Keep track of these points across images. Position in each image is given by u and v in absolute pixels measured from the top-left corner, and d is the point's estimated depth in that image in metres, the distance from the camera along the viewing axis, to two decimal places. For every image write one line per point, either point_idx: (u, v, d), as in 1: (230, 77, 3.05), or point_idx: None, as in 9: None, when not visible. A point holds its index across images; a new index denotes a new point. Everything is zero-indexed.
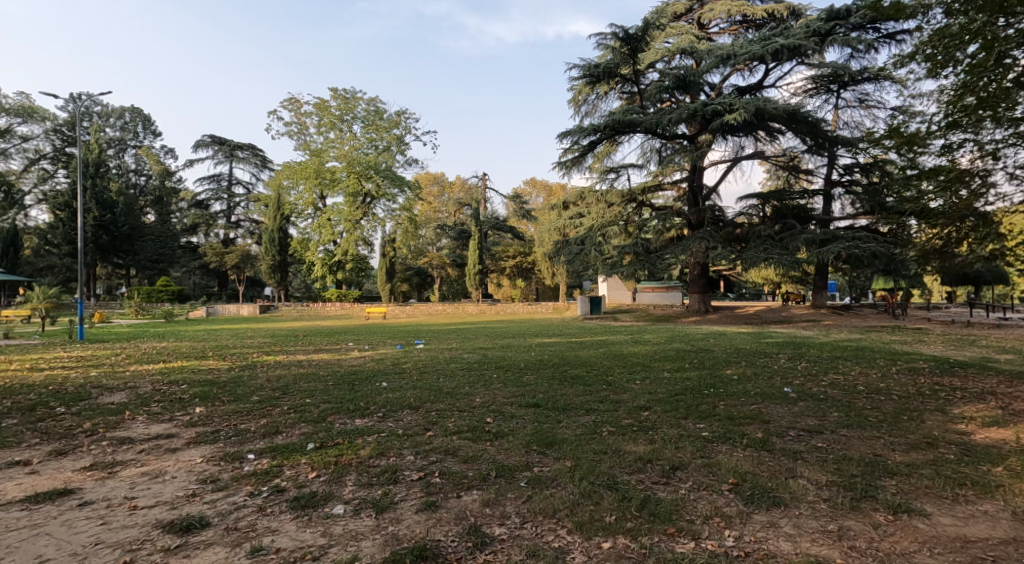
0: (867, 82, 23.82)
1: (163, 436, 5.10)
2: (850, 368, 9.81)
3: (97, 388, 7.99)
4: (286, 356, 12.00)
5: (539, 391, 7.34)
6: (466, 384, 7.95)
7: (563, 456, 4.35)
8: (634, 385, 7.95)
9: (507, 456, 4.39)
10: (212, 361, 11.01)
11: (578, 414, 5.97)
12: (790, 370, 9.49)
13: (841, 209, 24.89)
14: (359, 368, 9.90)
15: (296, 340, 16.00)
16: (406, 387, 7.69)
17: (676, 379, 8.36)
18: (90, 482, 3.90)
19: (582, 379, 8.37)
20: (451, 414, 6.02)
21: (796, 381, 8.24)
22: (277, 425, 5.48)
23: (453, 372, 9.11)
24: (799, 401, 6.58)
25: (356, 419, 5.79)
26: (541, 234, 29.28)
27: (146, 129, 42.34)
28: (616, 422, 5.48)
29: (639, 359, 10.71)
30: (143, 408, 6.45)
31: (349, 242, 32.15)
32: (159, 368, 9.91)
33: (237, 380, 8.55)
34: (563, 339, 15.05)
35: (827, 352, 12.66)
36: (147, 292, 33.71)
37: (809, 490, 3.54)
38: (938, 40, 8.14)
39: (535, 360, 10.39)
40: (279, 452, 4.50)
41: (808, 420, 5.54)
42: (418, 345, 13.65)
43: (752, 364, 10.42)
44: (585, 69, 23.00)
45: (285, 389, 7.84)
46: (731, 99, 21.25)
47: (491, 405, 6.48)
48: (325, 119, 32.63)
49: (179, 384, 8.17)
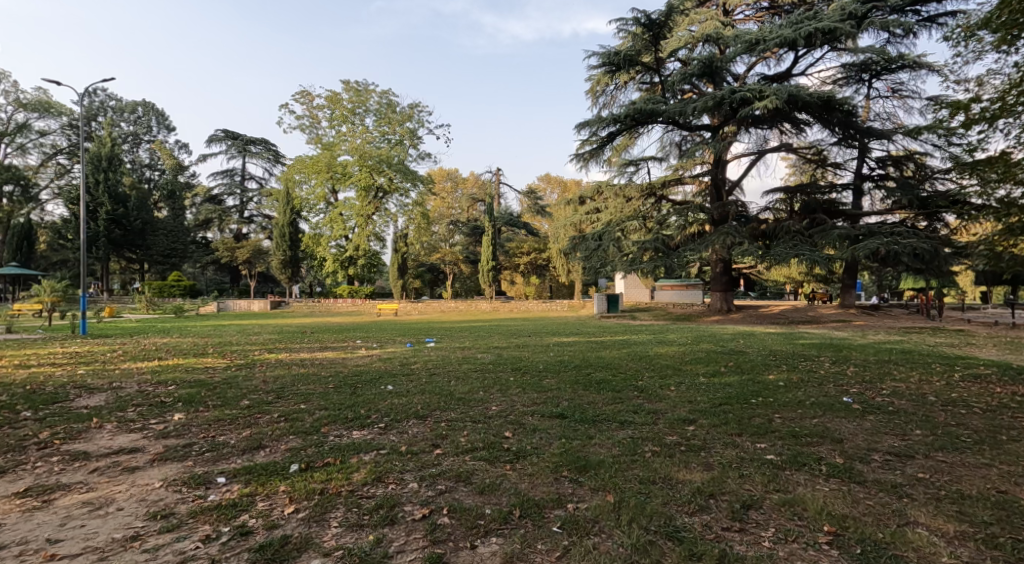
0: (902, 70, 22.75)
1: (127, 450, 4.30)
2: (905, 375, 8.90)
3: (77, 389, 7.25)
4: (287, 354, 11.22)
5: (564, 397, 6.52)
6: (479, 388, 7.11)
7: (601, 486, 3.53)
8: (668, 391, 7.11)
9: (531, 485, 3.56)
10: (209, 359, 10.28)
11: (612, 427, 5.14)
12: (838, 377, 8.59)
13: (870, 204, 23.85)
14: (367, 368, 9.10)
15: (302, 338, 15.25)
16: (415, 392, 6.87)
17: (717, 386, 7.50)
18: (12, 516, 3.12)
19: (610, 384, 7.53)
20: (466, 425, 5.23)
21: (854, 390, 7.40)
22: (262, 438, 4.67)
23: (466, 374, 8.29)
24: (867, 415, 5.76)
25: (353, 431, 4.99)
26: (557, 229, 28.43)
27: (160, 123, 41.93)
28: (657, 439, 4.65)
29: (668, 362, 9.88)
30: (116, 413, 5.65)
31: (360, 238, 31.60)
32: (151, 367, 9.18)
33: (230, 381, 7.77)
34: (583, 338, 14.17)
35: (871, 355, 11.70)
36: (159, 287, 33.06)
37: (938, 548, 2.79)
38: (1014, 6, 7.17)
39: (556, 361, 9.56)
40: (254, 476, 3.69)
41: (890, 441, 4.71)
42: (430, 343, 12.85)
43: (794, 368, 9.51)
44: (605, 57, 22.22)
45: (280, 392, 7.03)
46: (761, 86, 20.14)
47: (511, 414, 5.68)
48: (336, 112, 31.93)
49: (168, 385, 7.40)
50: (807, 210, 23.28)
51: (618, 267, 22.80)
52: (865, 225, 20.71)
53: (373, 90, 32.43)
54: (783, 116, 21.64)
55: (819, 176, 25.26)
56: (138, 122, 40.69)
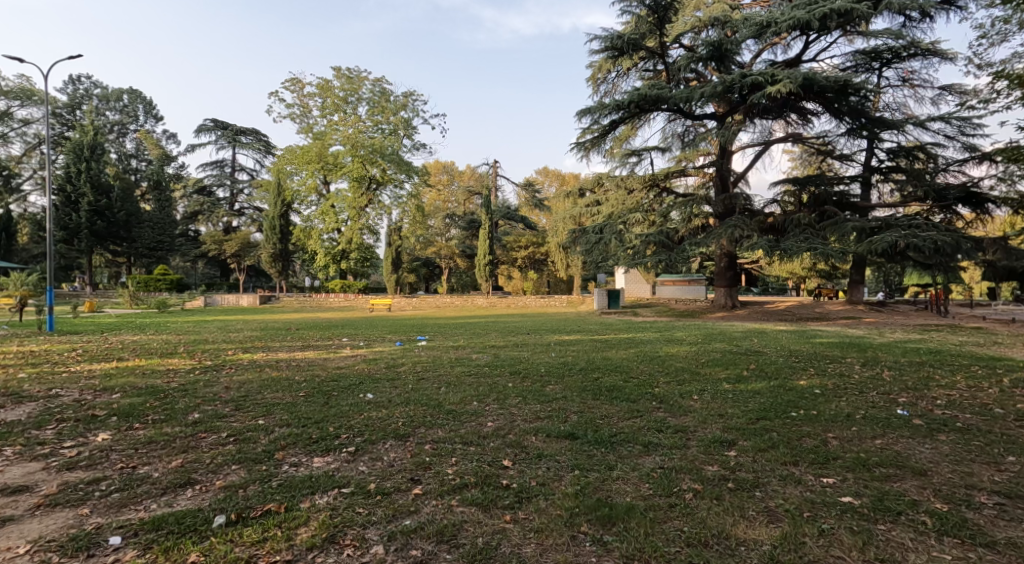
0: (914, 58, 21.77)
1: (9, 490, 3.31)
2: (948, 381, 8.00)
3: (5, 398, 6.19)
4: (264, 355, 10.22)
5: (572, 411, 5.55)
6: (473, 397, 6.14)
7: (639, 552, 2.75)
8: (691, 401, 6.13)
9: (540, 552, 2.78)
10: (176, 360, 9.27)
11: (634, 453, 4.18)
12: (876, 383, 7.71)
13: (879, 197, 22.90)
14: (349, 372, 8.08)
15: (285, 335, 14.20)
16: (398, 402, 5.87)
17: (746, 394, 6.55)
18: None
19: (623, 391, 6.55)
20: (458, 450, 4.28)
21: (902, 399, 6.49)
22: (195, 470, 3.68)
23: (459, 379, 7.33)
24: (938, 435, 4.83)
25: (315, 459, 4.04)
26: (555, 223, 27.49)
27: (147, 112, 40.70)
28: (696, 470, 3.70)
29: (683, 363, 8.97)
30: (29, 432, 4.61)
31: (353, 231, 30.52)
32: (103, 370, 8.11)
33: (188, 388, 6.75)
34: (587, 336, 13.19)
35: (899, 356, 10.81)
36: (144, 281, 31.96)
37: None
38: None
39: (559, 364, 8.57)
40: (161, 536, 2.78)
41: (987, 474, 3.80)
42: (422, 343, 11.78)
43: (823, 371, 8.63)
44: (608, 41, 21.06)
45: (240, 402, 5.99)
46: (772, 70, 19.13)
47: (510, 433, 4.71)
48: (328, 100, 30.80)
49: (113, 393, 6.36)
50: (815, 203, 22.29)
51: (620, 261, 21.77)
52: (879, 217, 19.73)
53: (366, 78, 31.34)
54: (791, 104, 20.64)
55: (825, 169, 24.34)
56: (124, 110, 39.43)
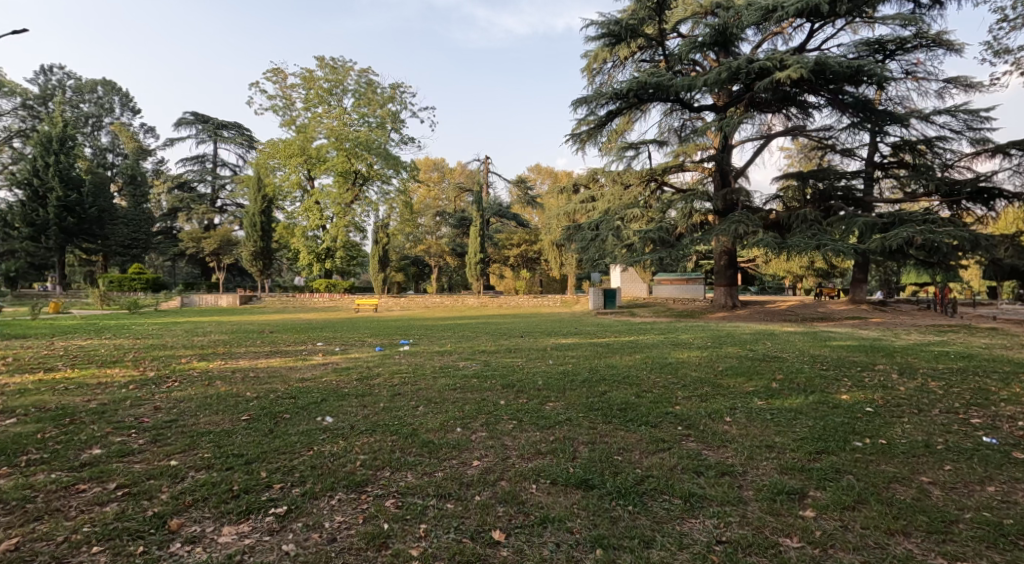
0: (918, 50, 20.76)
1: None
2: (1007, 393, 6.91)
3: None
4: (222, 363, 8.94)
5: (580, 443, 4.35)
6: (454, 422, 4.93)
7: None
8: (725, 426, 4.98)
9: None
10: (114, 372, 7.93)
11: (676, 515, 3.05)
12: (928, 396, 6.63)
13: (882, 193, 21.83)
14: (313, 386, 6.84)
15: (256, 339, 12.94)
16: (360, 430, 4.66)
17: (787, 415, 5.38)
18: None
19: (639, 412, 5.36)
20: (429, 509, 3.10)
21: (974, 420, 5.39)
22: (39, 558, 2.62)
23: (443, 394, 6.12)
24: None
25: (225, 528, 2.93)
26: (549, 219, 26.31)
27: (123, 104, 39.23)
28: (773, 549, 2.78)
29: (700, 372, 7.85)
30: None
31: (338, 227, 29.13)
32: (16, 386, 6.76)
33: (109, 410, 5.47)
34: (585, 339, 12.04)
35: (930, 362, 9.76)
36: (118, 280, 30.39)
37: None
38: None
39: (558, 374, 7.36)
40: None
41: None
42: (405, 348, 10.58)
43: (858, 382, 7.54)
44: (605, 26, 19.85)
45: (163, 428, 4.77)
46: (779, 56, 17.97)
47: (501, 478, 3.51)
48: (312, 92, 29.39)
49: (8, 419, 5.07)
50: (818, 198, 21.16)
51: (617, 258, 20.61)
52: (889, 213, 18.67)
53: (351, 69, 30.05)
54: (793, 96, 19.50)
55: (827, 164, 23.32)
56: (99, 102, 37.87)
